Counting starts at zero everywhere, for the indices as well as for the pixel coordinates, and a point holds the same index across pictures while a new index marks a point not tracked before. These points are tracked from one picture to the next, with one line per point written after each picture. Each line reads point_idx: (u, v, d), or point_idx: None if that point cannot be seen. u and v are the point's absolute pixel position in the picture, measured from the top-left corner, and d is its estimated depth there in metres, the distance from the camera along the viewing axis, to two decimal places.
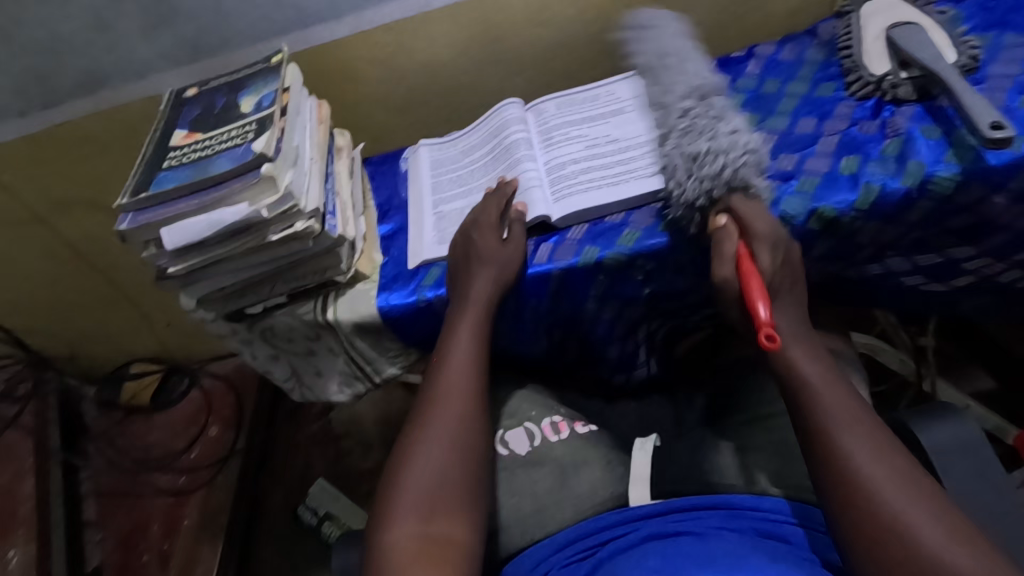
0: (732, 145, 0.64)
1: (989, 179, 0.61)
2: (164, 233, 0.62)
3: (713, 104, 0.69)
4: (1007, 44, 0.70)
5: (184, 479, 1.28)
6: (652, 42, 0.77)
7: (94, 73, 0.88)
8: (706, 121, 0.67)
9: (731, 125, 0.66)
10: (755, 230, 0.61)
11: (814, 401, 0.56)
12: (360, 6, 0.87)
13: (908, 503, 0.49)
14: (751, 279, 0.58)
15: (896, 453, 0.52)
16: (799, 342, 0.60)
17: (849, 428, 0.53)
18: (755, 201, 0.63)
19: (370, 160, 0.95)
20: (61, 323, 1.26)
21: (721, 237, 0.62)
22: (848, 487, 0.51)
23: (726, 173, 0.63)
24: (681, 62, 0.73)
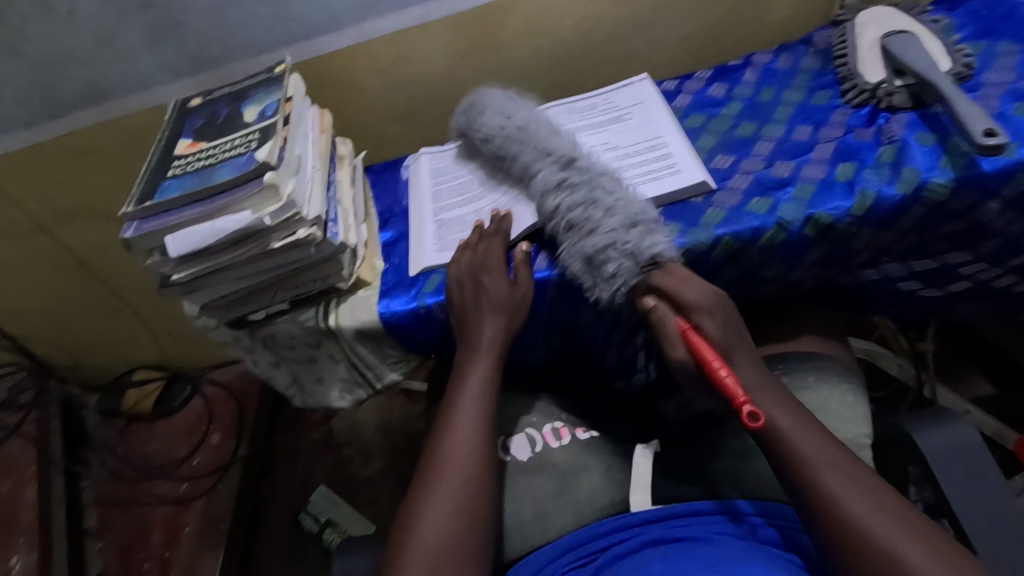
0: (606, 224, 0.64)
1: (983, 186, 0.61)
2: (169, 241, 0.63)
3: (580, 172, 0.69)
4: (1000, 52, 0.71)
5: (185, 486, 1.28)
6: (495, 115, 0.78)
7: (98, 84, 0.89)
8: (581, 208, 0.66)
9: (606, 204, 0.66)
10: (688, 301, 0.60)
11: (790, 457, 0.54)
12: (361, 18, 0.88)
13: (905, 541, 0.48)
14: (704, 351, 0.57)
15: (880, 491, 0.51)
16: (767, 393, 0.57)
17: (828, 470, 0.52)
18: (671, 265, 0.63)
19: (371, 168, 0.96)
20: (63, 333, 1.26)
21: (659, 317, 0.62)
22: (847, 536, 0.50)
23: (625, 261, 0.63)
24: (524, 129, 0.75)
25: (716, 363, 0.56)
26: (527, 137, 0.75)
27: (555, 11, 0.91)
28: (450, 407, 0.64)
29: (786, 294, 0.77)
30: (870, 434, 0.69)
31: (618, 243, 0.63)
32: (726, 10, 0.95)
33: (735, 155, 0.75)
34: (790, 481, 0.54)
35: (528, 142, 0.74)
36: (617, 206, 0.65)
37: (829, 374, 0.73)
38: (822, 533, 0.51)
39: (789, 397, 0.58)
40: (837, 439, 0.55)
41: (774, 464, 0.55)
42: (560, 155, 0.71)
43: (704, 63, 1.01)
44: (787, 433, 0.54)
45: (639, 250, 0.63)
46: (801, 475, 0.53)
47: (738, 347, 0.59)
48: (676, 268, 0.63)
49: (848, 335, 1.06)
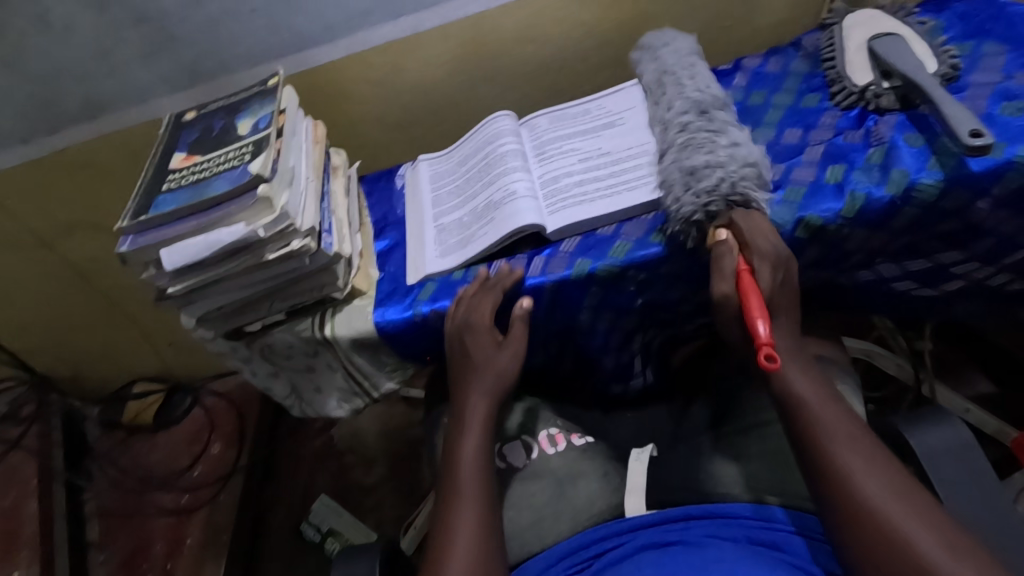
0: (723, 152, 0.66)
1: (973, 185, 0.62)
2: (164, 254, 0.64)
3: (715, 118, 0.70)
4: (987, 52, 0.71)
5: (186, 497, 1.29)
6: (658, 60, 0.80)
7: (94, 99, 0.90)
8: (705, 136, 0.68)
9: (731, 139, 0.67)
10: (756, 246, 0.61)
11: (806, 423, 0.56)
12: (354, 28, 0.89)
13: (908, 516, 0.49)
14: (751, 297, 0.59)
15: (891, 466, 0.52)
16: (795, 358, 0.60)
17: (848, 442, 0.54)
18: (758, 214, 0.63)
19: (366, 177, 0.97)
20: (64, 345, 1.27)
21: (720, 252, 0.62)
22: (849, 506, 0.51)
23: (724, 186, 0.63)
24: (682, 78, 0.76)
25: (758, 309, 0.58)
26: (687, 78, 0.76)
27: (547, 18, 0.92)
28: (451, 474, 0.64)
29: None
30: (866, 435, 0.69)
31: (736, 174, 0.64)
32: (717, 15, 0.96)
33: None
34: (805, 450, 0.56)
35: (683, 83, 0.75)
36: (741, 146, 0.67)
37: (824, 375, 0.73)
38: (826, 503, 0.53)
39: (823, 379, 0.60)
40: (857, 415, 0.57)
41: (790, 430, 0.58)
42: (706, 102, 0.72)
43: None
44: (807, 401, 0.56)
45: (748, 190, 0.64)
46: (816, 441, 0.55)
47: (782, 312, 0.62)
48: (759, 217, 0.63)
49: (844, 334, 1.07)
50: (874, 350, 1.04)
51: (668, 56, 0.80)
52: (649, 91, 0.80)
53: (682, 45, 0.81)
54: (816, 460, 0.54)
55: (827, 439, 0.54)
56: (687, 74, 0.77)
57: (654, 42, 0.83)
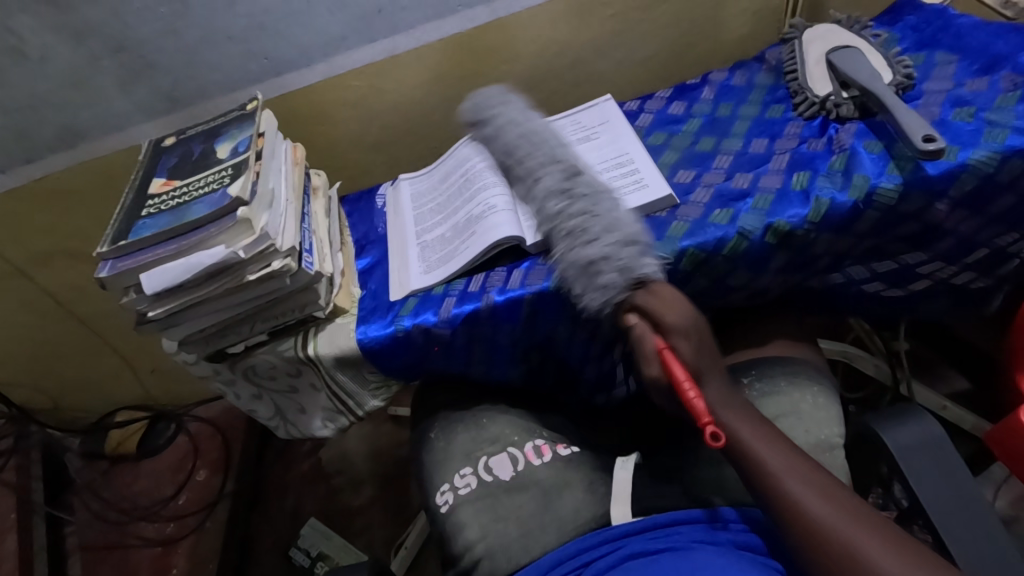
0: (603, 235, 0.65)
1: (930, 188, 0.64)
2: (144, 279, 0.64)
3: (582, 193, 0.69)
4: (938, 62, 0.75)
5: (171, 527, 1.26)
6: (503, 132, 0.78)
7: (72, 128, 0.90)
8: (579, 221, 0.67)
9: (607, 218, 0.66)
10: (668, 322, 0.61)
11: (756, 467, 0.58)
12: (331, 52, 0.91)
13: (864, 538, 0.52)
14: (673, 369, 0.58)
15: (837, 490, 0.56)
16: (733, 407, 0.62)
17: (790, 474, 0.57)
18: (659, 285, 0.63)
19: (346, 198, 0.98)
20: (43, 376, 1.25)
21: (638, 334, 0.63)
22: (810, 535, 0.53)
23: (617, 274, 0.63)
24: (527, 150, 0.75)
25: (687, 383, 0.57)
26: (531, 147, 0.75)
27: (520, 37, 0.94)
28: None
29: (754, 301, 0.79)
30: (842, 434, 0.70)
31: (618, 260, 0.63)
32: (684, 32, 0.99)
33: (696, 170, 0.78)
34: (760, 494, 0.57)
35: (540, 151, 0.74)
36: (618, 219, 0.66)
37: (800, 377, 0.74)
38: (791, 540, 0.55)
39: (754, 415, 0.63)
40: (802, 453, 0.60)
41: (743, 473, 0.59)
42: (563, 172, 0.71)
43: (666, 81, 1.05)
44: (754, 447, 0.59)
45: (632, 267, 0.63)
46: (770, 483, 0.57)
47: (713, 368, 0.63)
48: (663, 290, 0.63)
49: (820, 338, 1.08)
50: (851, 351, 1.06)
51: (502, 129, 0.79)
52: (504, 153, 0.78)
53: (513, 111, 0.80)
54: (768, 502, 0.57)
55: (780, 477, 0.56)
56: (533, 146, 0.75)
57: (485, 107, 0.83)
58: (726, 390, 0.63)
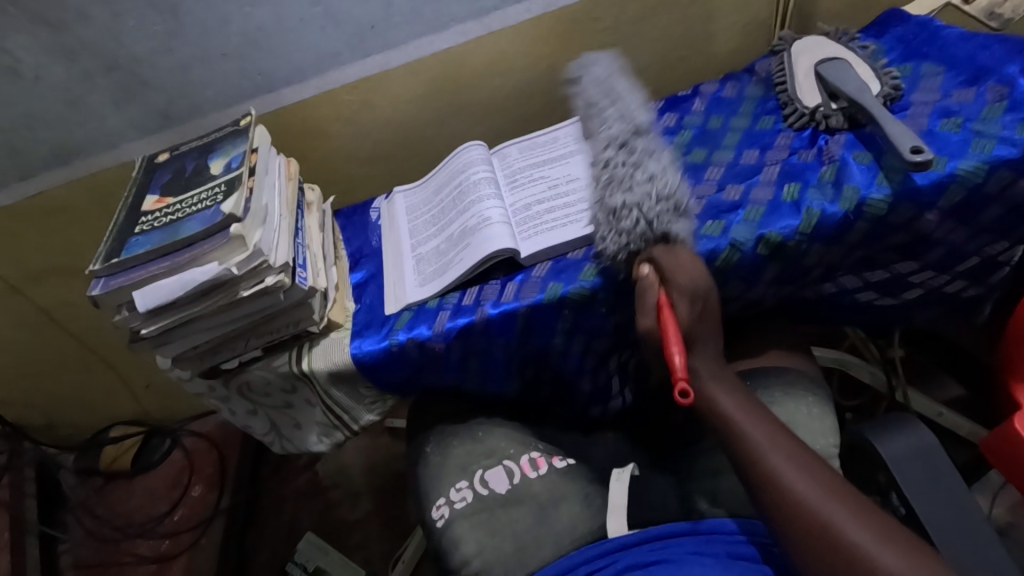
0: (640, 187, 0.66)
1: (919, 199, 0.65)
2: (136, 297, 0.64)
3: (635, 149, 0.70)
4: (925, 73, 0.76)
5: (166, 543, 1.25)
6: (584, 91, 0.80)
7: (66, 145, 0.91)
8: (625, 171, 0.68)
9: (649, 172, 0.67)
10: (675, 282, 0.64)
11: (742, 437, 0.60)
12: (324, 68, 0.91)
13: (840, 510, 0.53)
14: (668, 329, 0.62)
15: (820, 468, 0.57)
16: (720, 381, 0.65)
17: (776, 448, 0.58)
18: (676, 249, 0.65)
19: (340, 211, 0.98)
20: (36, 393, 1.24)
21: (642, 287, 0.65)
22: (785, 502, 0.55)
23: (642, 224, 0.65)
24: (611, 104, 0.75)
25: (675, 342, 0.61)
26: (610, 102, 0.76)
27: (513, 51, 0.95)
28: None
29: (747, 311, 0.79)
30: (838, 444, 0.70)
31: (647, 211, 0.65)
32: (674, 45, 1.00)
33: (688, 181, 0.78)
34: (743, 460, 0.59)
35: (611, 107, 0.75)
36: (661, 176, 0.67)
37: (795, 387, 0.74)
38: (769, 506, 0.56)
39: (746, 390, 0.65)
40: (795, 433, 0.61)
41: (729, 445, 0.61)
42: (627, 127, 0.72)
43: (657, 93, 1.06)
44: (742, 418, 0.61)
45: (659, 222, 0.65)
46: (753, 453, 0.59)
47: (702, 342, 0.66)
48: (682, 252, 0.65)
49: (813, 345, 1.07)
50: (846, 359, 1.05)
51: (588, 87, 0.79)
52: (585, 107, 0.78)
53: (602, 74, 0.79)
54: (750, 470, 0.59)
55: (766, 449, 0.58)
56: (608, 101, 0.76)
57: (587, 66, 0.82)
58: (714, 364, 0.66)
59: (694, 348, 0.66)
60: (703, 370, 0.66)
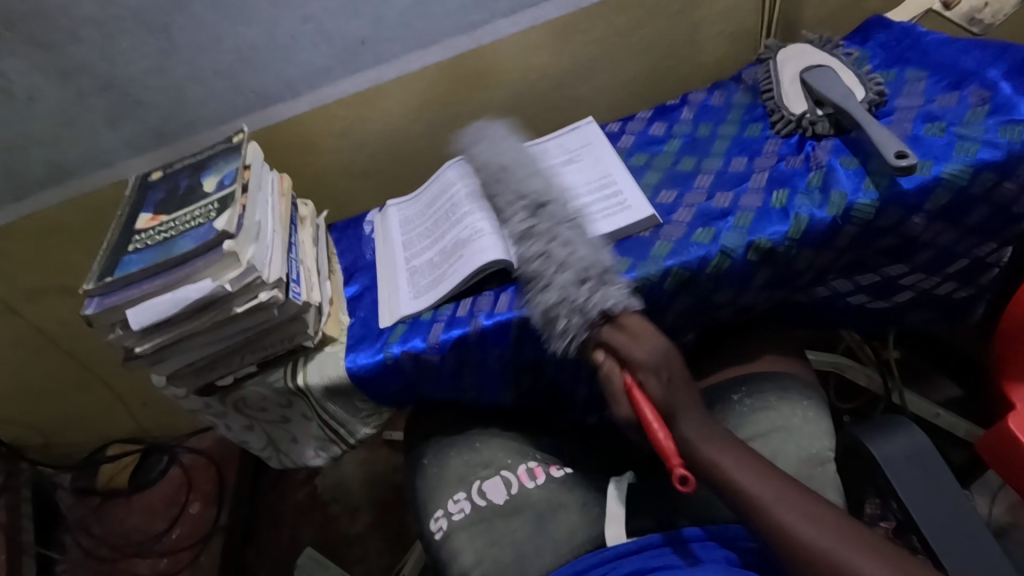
0: (556, 279, 0.66)
1: (905, 203, 0.66)
2: (131, 314, 0.64)
3: (542, 230, 0.70)
4: (909, 78, 0.77)
5: (165, 561, 1.24)
6: (477, 158, 0.79)
7: (60, 164, 0.91)
8: (540, 263, 0.68)
9: (558, 258, 0.67)
10: (636, 359, 0.61)
11: (745, 497, 0.57)
12: (316, 84, 0.92)
13: (853, 551, 0.52)
14: (643, 410, 0.58)
15: (828, 513, 0.55)
16: (711, 442, 0.61)
17: (776, 499, 0.56)
18: (623, 315, 0.64)
19: (334, 226, 0.98)
20: (33, 412, 1.24)
21: (609, 375, 0.63)
22: (804, 558, 0.53)
23: (575, 316, 0.64)
24: (508, 178, 0.76)
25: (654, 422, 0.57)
26: (511, 177, 0.76)
27: (503, 64, 0.96)
28: None
29: (739, 317, 0.79)
30: (833, 447, 0.70)
31: (569, 304, 0.65)
32: (662, 55, 1.02)
33: (678, 190, 0.79)
34: (749, 520, 0.57)
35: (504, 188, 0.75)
36: (573, 257, 0.66)
37: (789, 392, 0.74)
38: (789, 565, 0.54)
39: (734, 440, 0.63)
40: (783, 474, 0.60)
41: (733, 507, 0.59)
42: (529, 207, 0.72)
43: (647, 103, 1.07)
44: (734, 476, 0.59)
45: (585, 306, 0.64)
46: (755, 512, 0.57)
47: (685, 405, 0.63)
48: (631, 322, 0.64)
49: (807, 350, 1.07)
50: (842, 362, 1.06)
51: (479, 162, 0.79)
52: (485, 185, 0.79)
53: (487, 147, 0.79)
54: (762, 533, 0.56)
55: (766, 502, 0.56)
56: (498, 179, 0.77)
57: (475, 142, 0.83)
58: (699, 424, 0.63)
59: (675, 419, 0.62)
60: (693, 434, 0.62)
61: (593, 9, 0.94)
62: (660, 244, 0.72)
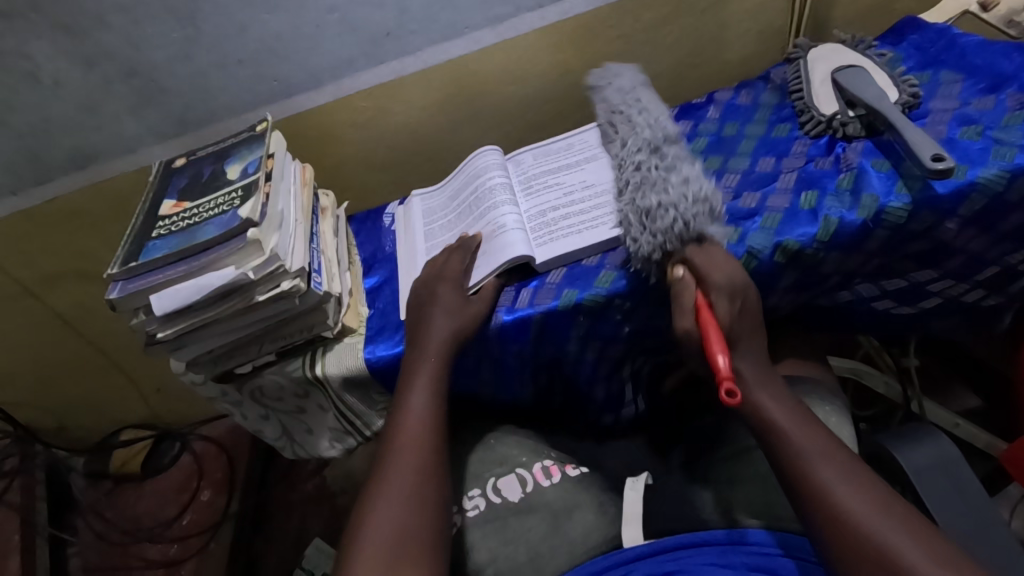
0: (675, 190, 0.66)
1: (938, 208, 0.64)
2: (154, 300, 0.64)
3: (666, 154, 0.71)
4: (943, 80, 0.76)
5: (175, 548, 1.25)
6: (605, 101, 0.81)
7: (84, 150, 0.91)
8: (658, 174, 0.69)
9: (682, 175, 0.67)
10: (711, 281, 0.62)
11: (791, 446, 0.57)
12: (339, 75, 0.92)
13: (890, 527, 0.51)
14: (708, 330, 0.60)
15: (873, 481, 0.54)
16: (765, 389, 0.62)
17: (824, 459, 0.56)
18: (710, 249, 0.65)
19: (354, 217, 0.98)
20: (50, 395, 1.25)
21: (678, 288, 0.64)
22: (837, 516, 0.53)
23: (678, 224, 0.65)
24: (631, 117, 0.76)
25: (718, 343, 0.58)
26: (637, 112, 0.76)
27: (527, 58, 0.96)
28: None
29: (763, 319, 0.78)
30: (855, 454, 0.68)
31: (673, 210, 0.65)
32: (687, 53, 1.01)
33: None
34: (788, 470, 0.57)
35: (634, 114, 0.76)
36: (691, 180, 0.67)
37: (812, 396, 0.72)
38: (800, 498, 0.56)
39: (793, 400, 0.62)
40: (839, 439, 0.59)
41: (774, 456, 0.59)
42: (658, 134, 0.73)
43: (670, 101, 1.06)
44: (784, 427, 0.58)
45: (691, 223, 0.65)
46: (802, 462, 0.56)
47: (743, 345, 0.63)
48: (713, 250, 0.65)
49: (829, 355, 1.04)
50: (861, 368, 1.04)
51: (610, 97, 0.81)
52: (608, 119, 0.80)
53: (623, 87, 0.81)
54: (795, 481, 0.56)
55: (810, 452, 0.56)
56: (636, 109, 0.77)
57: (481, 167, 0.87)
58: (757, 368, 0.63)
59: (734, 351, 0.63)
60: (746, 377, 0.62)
61: (619, 5, 0.93)
62: None
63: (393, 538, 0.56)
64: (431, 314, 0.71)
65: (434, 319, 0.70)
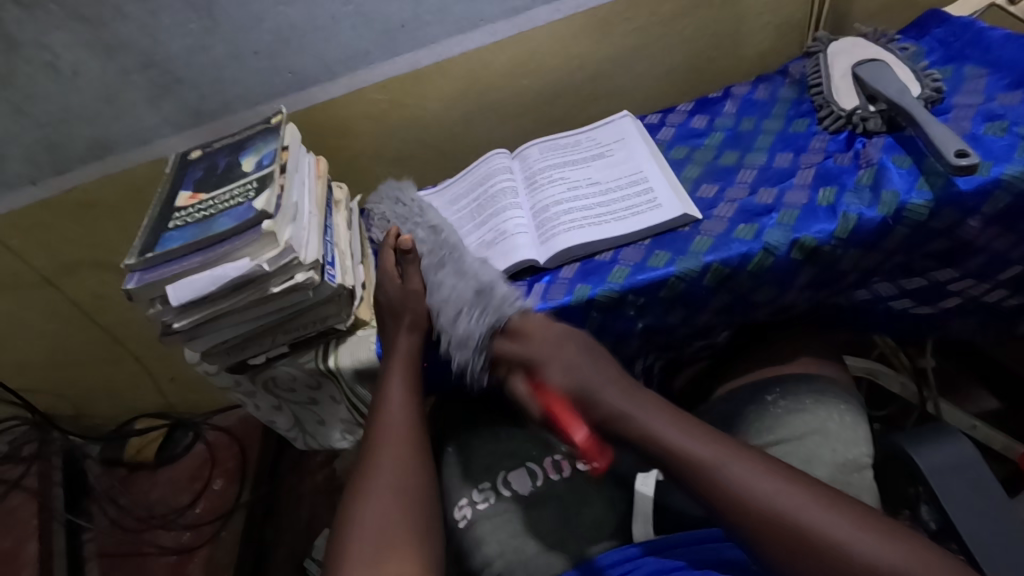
0: (452, 304, 0.69)
1: (961, 205, 0.63)
2: (170, 290, 0.65)
3: (439, 254, 0.75)
4: (968, 75, 0.74)
5: (188, 535, 1.26)
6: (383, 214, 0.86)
7: (102, 140, 0.92)
8: (438, 285, 0.72)
9: (455, 277, 0.71)
10: (534, 357, 0.63)
11: (683, 461, 0.56)
12: (354, 66, 0.92)
13: (813, 509, 0.51)
14: (553, 409, 0.61)
15: (779, 469, 0.54)
16: (641, 408, 0.60)
17: (721, 461, 0.55)
18: (517, 318, 0.67)
19: (367, 210, 0.98)
20: (67, 383, 1.27)
21: (512, 382, 0.65)
22: (762, 521, 0.51)
23: (474, 330, 0.67)
24: (419, 221, 0.81)
25: (567, 418, 0.60)
26: (416, 224, 0.81)
27: (542, 51, 0.95)
28: None
29: (779, 316, 0.77)
30: (870, 454, 0.67)
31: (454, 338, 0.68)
32: (705, 47, 0.99)
33: (719, 184, 0.77)
34: (695, 489, 0.55)
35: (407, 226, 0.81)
36: (460, 276, 0.71)
37: (826, 395, 0.71)
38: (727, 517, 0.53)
39: (666, 404, 0.61)
40: (723, 433, 0.58)
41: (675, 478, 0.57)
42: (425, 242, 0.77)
43: (686, 96, 1.05)
44: (672, 443, 0.57)
45: (479, 321, 0.67)
46: (700, 475, 0.55)
47: (600, 386, 0.61)
48: (525, 319, 0.67)
49: (844, 355, 1.03)
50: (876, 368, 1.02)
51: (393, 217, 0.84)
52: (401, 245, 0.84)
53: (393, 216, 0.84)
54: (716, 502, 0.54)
55: (714, 463, 0.55)
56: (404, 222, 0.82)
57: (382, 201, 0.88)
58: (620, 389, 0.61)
59: (592, 397, 0.61)
60: (620, 410, 0.60)
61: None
62: (700, 238, 0.70)
63: (377, 531, 0.57)
64: (384, 321, 0.74)
65: (390, 328, 0.73)
